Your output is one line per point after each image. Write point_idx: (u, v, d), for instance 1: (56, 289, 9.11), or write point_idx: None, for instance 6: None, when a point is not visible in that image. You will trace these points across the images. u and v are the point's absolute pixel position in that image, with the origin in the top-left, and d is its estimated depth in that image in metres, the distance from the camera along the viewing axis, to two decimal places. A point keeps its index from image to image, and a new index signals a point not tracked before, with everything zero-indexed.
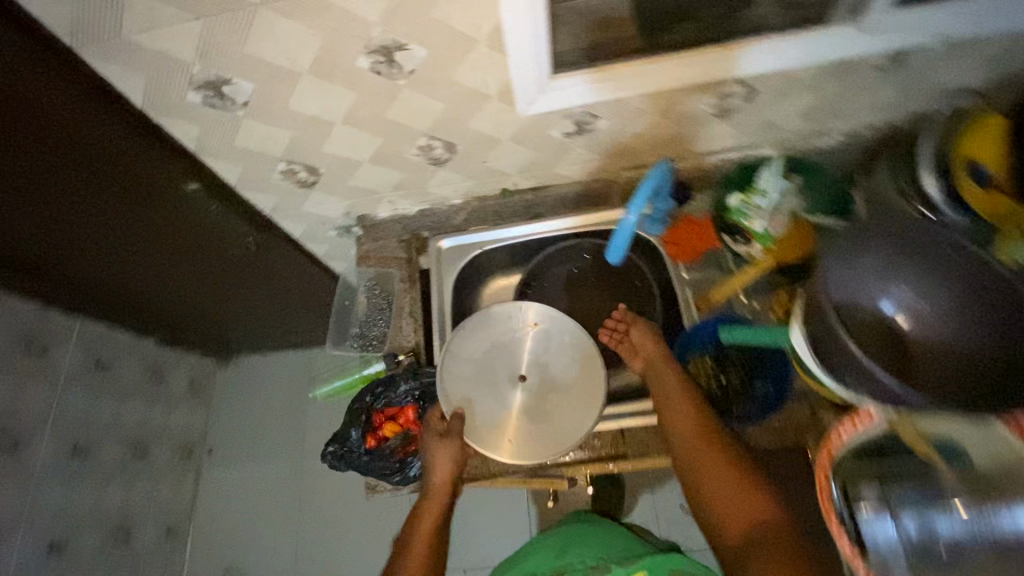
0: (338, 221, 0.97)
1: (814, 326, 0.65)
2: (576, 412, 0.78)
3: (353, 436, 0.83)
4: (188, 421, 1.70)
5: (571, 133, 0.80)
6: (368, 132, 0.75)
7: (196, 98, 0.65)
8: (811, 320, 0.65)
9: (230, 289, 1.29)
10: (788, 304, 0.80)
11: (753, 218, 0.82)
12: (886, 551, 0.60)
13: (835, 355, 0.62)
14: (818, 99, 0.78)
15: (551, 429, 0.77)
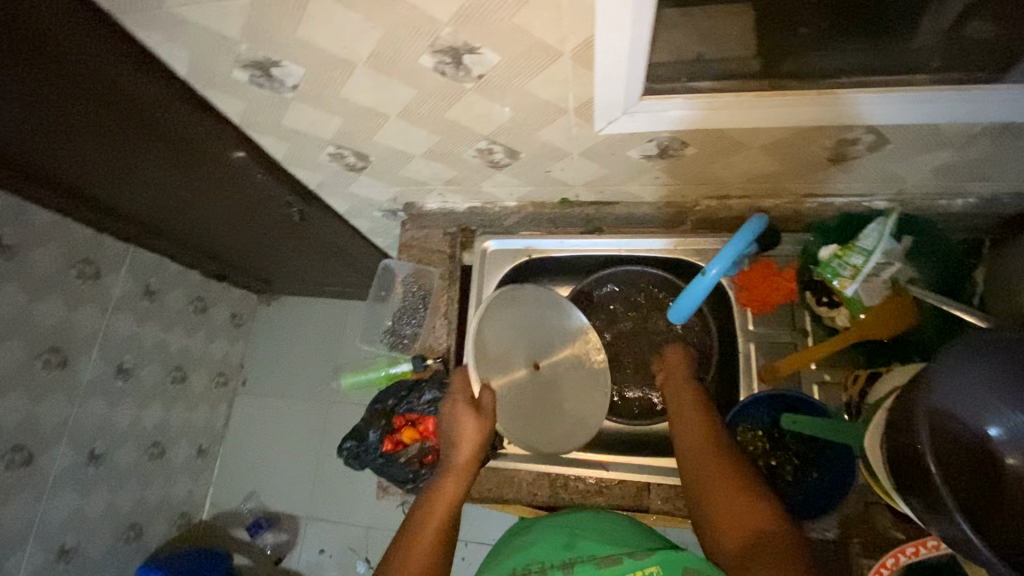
0: (384, 204, 0.91)
1: (899, 447, 0.54)
2: (581, 412, 0.78)
3: (370, 439, 0.80)
4: (226, 352, 1.76)
5: (652, 156, 0.70)
6: (424, 130, 0.67)
7: (242, 76, 0.59)
8: (898, 439, 0.54)
9: (274, 241, 1.28)
10: (866, 384, 0.70)
11: (845, 279, 0.71)
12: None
13: (916, 484, 0.53)
14: (961, 159, 0.64)
15: (557, 425, 0.77)
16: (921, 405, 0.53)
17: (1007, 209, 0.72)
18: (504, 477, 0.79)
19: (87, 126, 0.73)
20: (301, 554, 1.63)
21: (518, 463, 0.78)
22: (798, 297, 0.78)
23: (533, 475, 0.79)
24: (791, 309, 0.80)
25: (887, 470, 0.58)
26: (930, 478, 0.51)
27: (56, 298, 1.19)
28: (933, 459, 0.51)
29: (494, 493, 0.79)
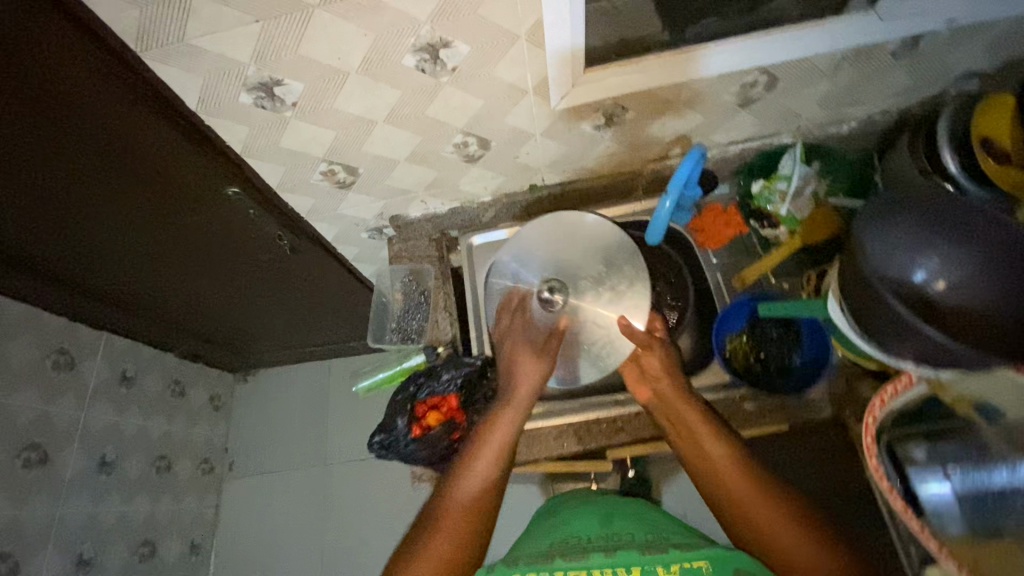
0: (370, 223, 0.99)
1: (856, 297, 0.65)
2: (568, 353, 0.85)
3: (399, 425, 0.83)
4: (208, 435, 1.69)
5: (601, 126, 0.83)
6: (408, 131, 0.78)
7: (248, 100, 0.69)
8: (852, 290, 0.66)
9: (256, 297, 1.31)
10: (817, 279, 0.83)
11: (778, 203, 0.87)
12: (942, 513, 0.63)
13: (874, 315, 0.63)
14: (835, 86, 0.82)
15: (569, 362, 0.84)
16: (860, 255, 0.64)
17: (879, 126, 0.90)
18: (531, 437, 0.84)
19: (89, 178, 0.79)
20: None
21: (540, 421, 0.84)
22: (746, 228, 0.92)
23: (557, 429, 0.84)
24: (742, 241, 0.93)
25: (855, 328, 0.69)
26: (890, 307, 0.61)
27: (31, 391, 1.15)
28: (883, 289, 0.62)
29: (526, 455, 0.83)
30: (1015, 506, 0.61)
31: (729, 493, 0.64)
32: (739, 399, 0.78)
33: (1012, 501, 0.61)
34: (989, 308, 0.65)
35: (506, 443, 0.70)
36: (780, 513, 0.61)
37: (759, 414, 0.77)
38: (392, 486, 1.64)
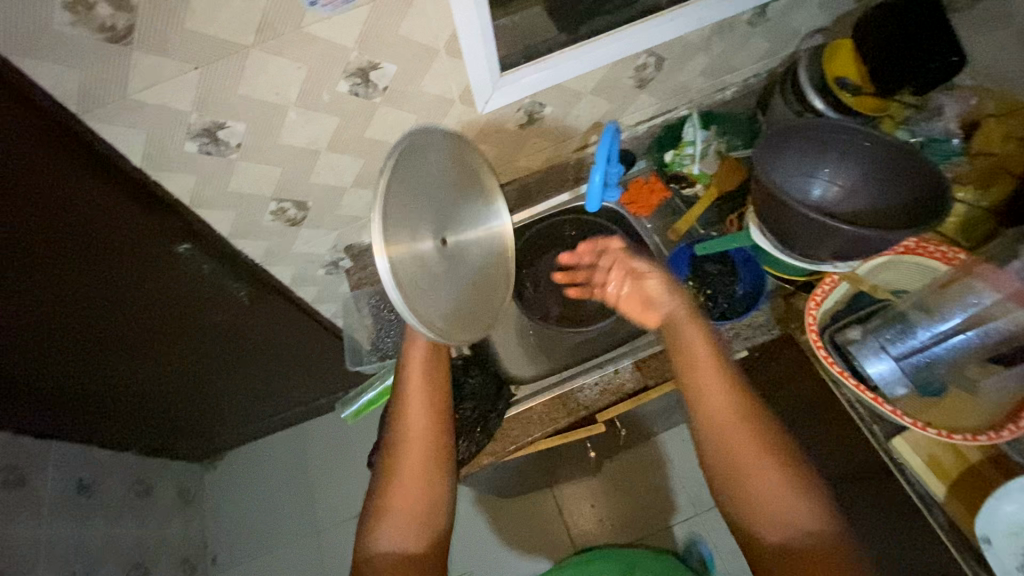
0: (326, 257, 1.02)
1: (774, 217, 0.76)
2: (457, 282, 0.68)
3: None
4: (183, 533, 1.58)
5: (525, 124, 0.92)
6: (351, 155, 0.83)
7: (192, 147, 0.72)
8: (769, 212, 0.76)
9: (216, 365, 1.28)
10: (737, 219, 0.94)
11: (690, 165, 0.98)
12: (890, 380, 0.73)
13: (792, 226, 0.74)
14: (712, 57, 0.95)
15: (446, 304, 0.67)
16: (768, 182, 0.75)
17: (757, 87, 1.05)
18: (523, 419, 0.88)
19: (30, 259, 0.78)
20: None
21: (530, 401, 0.88)
22: (668, 191, 1.02)
23: (546, 407, 0.88)
24: (668, 205, 1.03)
25: (778, 246, 0.79)
26: (802, 216, 0.71)
27: None
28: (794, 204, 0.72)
29: (524, 436, 0.87)
30: (939, 357, 0.72)
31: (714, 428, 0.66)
32: None
33: (938, 351, 0.72)
34: (877, 205, 0.77)
35: (419, 445, 0.72)
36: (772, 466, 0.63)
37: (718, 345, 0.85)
38: None
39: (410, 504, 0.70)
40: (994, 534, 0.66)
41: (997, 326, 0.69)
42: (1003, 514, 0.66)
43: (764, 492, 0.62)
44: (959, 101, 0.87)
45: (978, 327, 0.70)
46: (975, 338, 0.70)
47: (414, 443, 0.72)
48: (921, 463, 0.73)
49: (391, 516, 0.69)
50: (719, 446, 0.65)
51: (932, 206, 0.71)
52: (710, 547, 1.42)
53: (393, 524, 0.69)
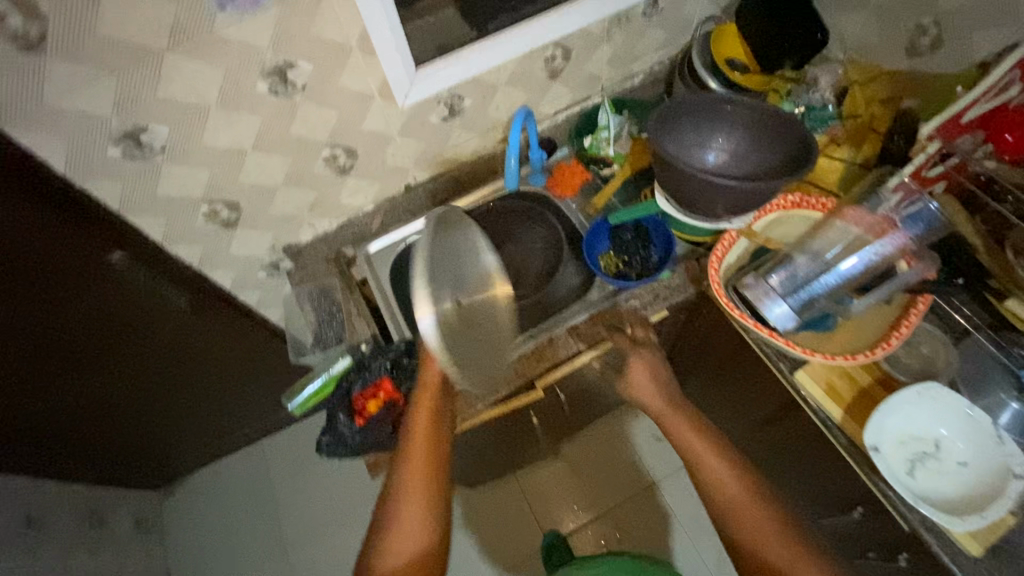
0: (265, 259, 1.04)
1: (677, 183, 0.82)
2: None
3: (341, 420, 0.89)
4: (144, 563, 1.53)
5: (447, 117, 0.97)
6: (278, 154, 0.86)
7: (116, 152, 0.74)
8: (672, 180, 0.83)
9: (166, 382, 1.27)
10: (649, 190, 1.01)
11: (606, 147, 1.06)
12: (783, 318, 0.80)
13: (692, 189, 0.81)
14: (615, 47, 1.04)
15: None
16: (666, 154, 0.81)
17: (662, 74, 1.14)
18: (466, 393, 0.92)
19: None
20: None
21: None
22: (589, 173, 1.08)
23: None
24: (590, 184, 1.09)
25: (681, 210, 0.87)
26: (699, 178, 0.78)
27: None
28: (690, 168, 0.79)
29: (469, 407, 0.91)
30: (820, 291, 0.78)
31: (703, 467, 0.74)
32: (625, 301, 0.94)
33: (822, 283, 0.78)
34: (762, 163, 0.85)
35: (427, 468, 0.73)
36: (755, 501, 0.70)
37: (641, 307, 0.93)
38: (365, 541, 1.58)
39: (416, 526, 0.70)
40: (882, 443, 0.73)
41: (869, 258, 0.77)
42: (890, 426, 0.74)
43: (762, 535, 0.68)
44: (829, 73, 0.97)
45: (854, 257, 0.77)
46: (854, 270, 0.77)
47: (413, 488, 0.72)
48: (821, 391, 0.80)
49: (395, 542, 0.69)
50: (713, 486, 0.73)
51: (803, 158, 0.80)
52: (670, 512, 1.49)
53: (398, 547, 0.69)
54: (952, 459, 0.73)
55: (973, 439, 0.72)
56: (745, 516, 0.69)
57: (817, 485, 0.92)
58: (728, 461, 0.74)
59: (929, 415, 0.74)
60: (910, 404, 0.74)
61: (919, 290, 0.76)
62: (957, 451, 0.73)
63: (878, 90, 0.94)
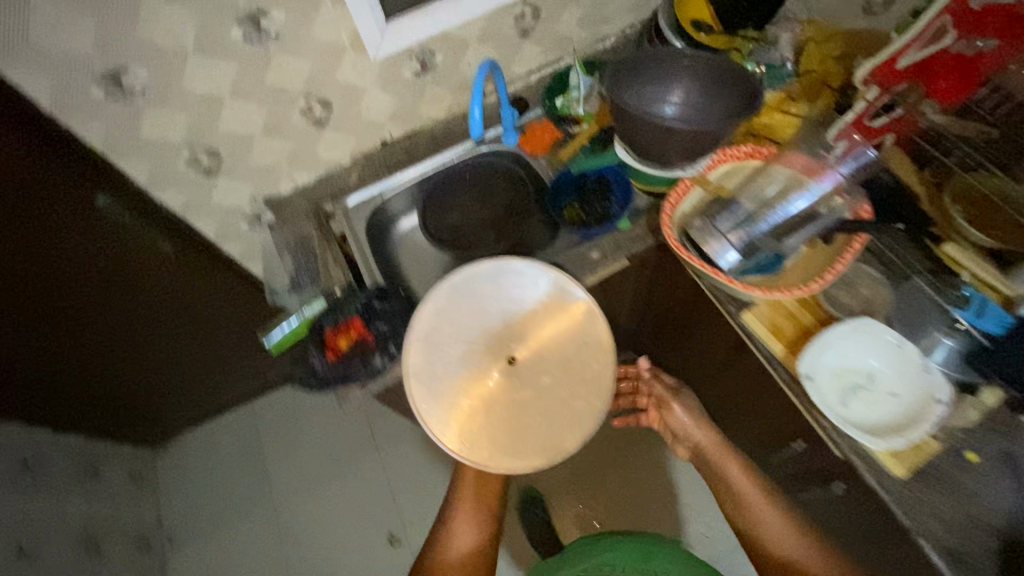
0: (247, 209, 1.09)
1: (641, 137, 0.87)
2: None
3: (313, 356, 0.94)
4: (136, 513, 1.60)
5: (420, 72, 1.01)
6: (255, 103, 0.91)
7: (98, 93, 0.79)
8: (636, 134, 0.87)
9: (156, 335, 1.34)
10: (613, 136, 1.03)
11: (575, 107, 1.07)
12: (726, 257, 0.83)
13: (655, 140, 0.85)
14: (584, 8, 1.07)
15: None
16: (629, 110, 0.86)
17: (634, 37, 1.18)
18: None
19: None
20: None
21: None
22: (559, 131, 1.11)
23: None
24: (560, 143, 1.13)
25: (639, 159, 0.91)
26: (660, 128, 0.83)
27: None
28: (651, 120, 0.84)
29: None
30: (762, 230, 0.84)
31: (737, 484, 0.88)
32: (588, 250, 0.98)
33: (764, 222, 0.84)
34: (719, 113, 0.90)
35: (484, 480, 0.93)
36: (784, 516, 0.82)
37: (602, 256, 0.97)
38: (348, 496, 1.63)
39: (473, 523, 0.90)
40: (816, 374, 0.78)
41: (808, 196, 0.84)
42: (825, 359, 0.78)
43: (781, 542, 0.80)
44: (788, 30, 1.01)
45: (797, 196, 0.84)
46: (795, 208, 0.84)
47: (470, 496, 0.91)
48: (765, 330, 0.84)
49: (458, 536, 0.89)
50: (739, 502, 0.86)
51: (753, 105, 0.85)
52: (644, 474, 1.52)
53: (463, 541, 0.88)
54: (883, 390, 0.77)
55: (904, 370, 0.77)
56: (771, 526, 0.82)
57: (771, 425, 0.96)
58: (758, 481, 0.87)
59: (862, 348, 0.78)
60: (846, 339, 0.79)
61: (852, 229, 0.79)
62: (890, 382, 0.77)
63: (831, 47, 0.98)
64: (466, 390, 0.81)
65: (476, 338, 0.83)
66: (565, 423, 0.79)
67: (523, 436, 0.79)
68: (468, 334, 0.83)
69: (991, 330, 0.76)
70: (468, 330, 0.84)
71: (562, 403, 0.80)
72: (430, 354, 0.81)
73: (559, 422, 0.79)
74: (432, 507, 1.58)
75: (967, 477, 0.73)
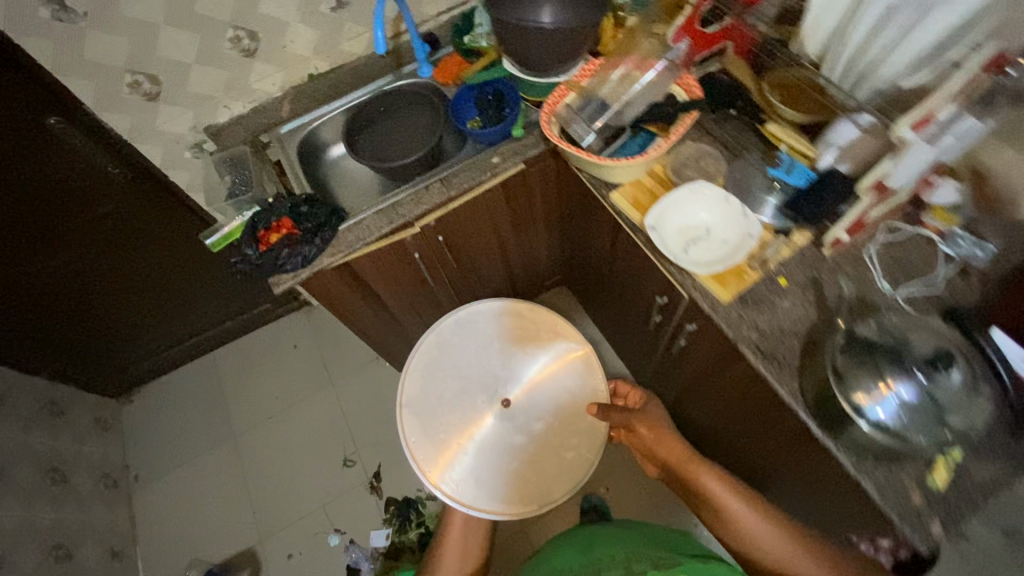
0: (189, 138, 1.22)
1: (524, 44, 1.00)
2: None
3: (247, 250, 1.08)
4: (102, 454, 1.70)
5: (336, 8, 1.16)
6: (188, 31, 1.05)
7: (46, 14, 0.93)
8: (521, 42, 1.00)
9: (115, 269, 1.46)
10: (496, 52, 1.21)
11: (479, 39, 1.24)
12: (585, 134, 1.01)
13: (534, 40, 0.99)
14: None
15: None
16: (508, 22, 0.98)
17: None
18: (356, 229, 1.10)
19: None
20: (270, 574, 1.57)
21: (357, 217, 1.11)
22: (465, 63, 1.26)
23: (374, 218, 1.12)
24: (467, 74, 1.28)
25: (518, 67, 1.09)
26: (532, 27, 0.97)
27: None
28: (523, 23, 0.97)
29: (356, 239, 1.10)
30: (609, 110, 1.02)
31: (716, 497, 0.93)
32: (490, 156, 1.14)
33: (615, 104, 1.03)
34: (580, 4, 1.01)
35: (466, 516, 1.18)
36: (759, 521, 0.89)
37: (501, 160, 1.13)
38: (307, 429, 1.74)
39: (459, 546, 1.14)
40: (660, 230, 0.95)
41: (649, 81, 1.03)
42: (669, 220, 0.96)
43: (752, 544, 0.87)
44: None
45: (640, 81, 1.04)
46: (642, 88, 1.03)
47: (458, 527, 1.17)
48: (628, 204, 1.00)
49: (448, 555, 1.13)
50: (720, 516, 0.92)
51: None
52: None
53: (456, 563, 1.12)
54: (717, 237, 0.94)
55: (732, 220, 0.95)
56: (745, 535, 0.88)
57: (648, 296, 1.13)
58: (737, 491, 0.93)
59: (697, 207, 0.96)
60: (684, 202, 0.96)
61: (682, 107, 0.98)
62: (721, 232, 0.94)
63: None
64: (477, 415, 1.30)
65: (485, 384, 1.32)
66: (549, 472, 1.25)
67: (513, 478, 1.25)
68: (478, 368, 1.33)
69: (797, 183, 0.95)
70: (484, 370, 1.33)
71: (553, 452, 1.27)
72: (447, 373, 1.31)
73: (546, 477, 1.25)
74: (383, 430, 1.71)
75: (781, 295, 0.90)
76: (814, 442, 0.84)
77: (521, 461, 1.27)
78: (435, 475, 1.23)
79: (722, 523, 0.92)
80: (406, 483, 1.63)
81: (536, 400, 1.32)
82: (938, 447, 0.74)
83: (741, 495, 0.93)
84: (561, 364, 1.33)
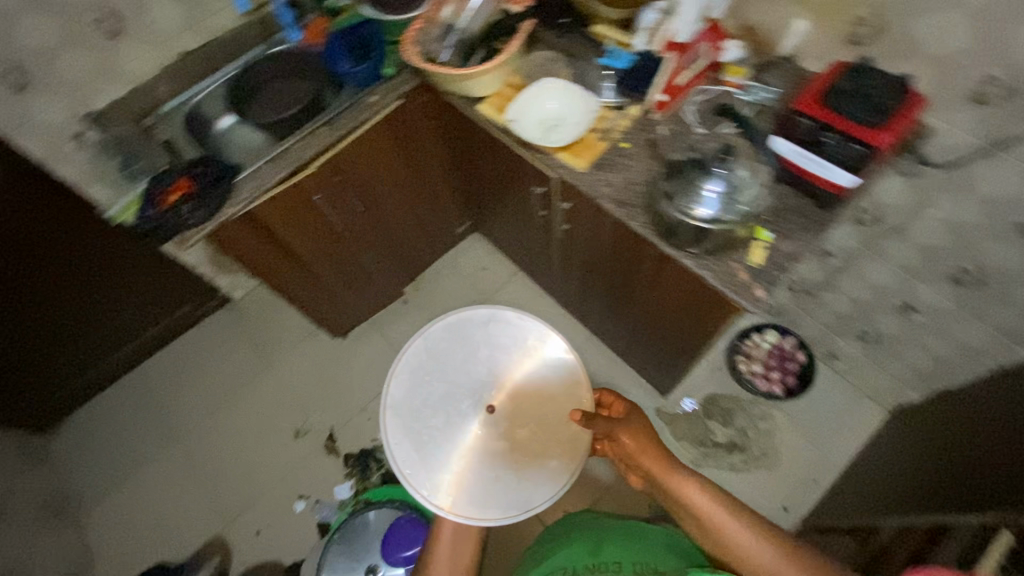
0: (69, 128, 1.25)
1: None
2: None
3: (148, 211, 1.15)
4: (40, 483, 1.63)
5: None
6: (48, 15, 1.09)
7: None
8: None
9: (18, 286, 1.42)
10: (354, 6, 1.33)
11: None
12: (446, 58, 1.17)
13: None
14: None
15: None
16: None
17: None
18: (254, 178, 1.18)
19: None
20: (241, 551, 1.60)
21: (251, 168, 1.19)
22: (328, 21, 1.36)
23: (269, 166, 1.20)
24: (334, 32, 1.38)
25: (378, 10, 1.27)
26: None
27: None
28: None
29: (255, 186, 1.17)
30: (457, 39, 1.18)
31: (712, 518, 0.83)
32: (369, 96, 1.24)
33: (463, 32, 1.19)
34: None
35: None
36: (765, 546, 0.78)
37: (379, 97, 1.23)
38: (253, 413, 1.77)
39: None
40: (521, 124, 1.12)
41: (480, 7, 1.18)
42: (527, 115, 1.12)
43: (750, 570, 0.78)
44: None
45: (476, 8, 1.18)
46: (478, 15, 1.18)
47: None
48: (493, 111, 1.15)
49: None
50: (710, 536, 0.83)
51: None
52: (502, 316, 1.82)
53: None
54: (568, 120, 1.10)
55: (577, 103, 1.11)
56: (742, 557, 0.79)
57: (529, 194, 1.28)
58: (727, 505, 0.84)
59: (548, 99, 1.12)
60: (537, 98, 1.12)
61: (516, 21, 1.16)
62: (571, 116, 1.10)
63: None
64: (461, 419, 1.12)
65: (469, 386, 1.15)
66: (532, 476, 1.09)
67: (492, 488, 1.08)
68: (468, 372, 1.16)
69: (621, 66, 1.12)
70: (468, 370, 1.16)
71: (537, 458, 1.10)
72: (434, 378, 1.15)
73: (527, 483, 1.08)
74: (330, 397, 1.77)
75: (627, 155, 1.07)
76: (666, 263, 1.03)
77: (504, 469, 1.09)
78: (408, 483, 1.06)
79: (727, 554, 0.81)
80: (361, 436, 1.71)
81: (528, 412, 1.14)
82: (749, 230, 0.97)
83: (732, 503, 0.84)
84: (551, 370, 1.15)
